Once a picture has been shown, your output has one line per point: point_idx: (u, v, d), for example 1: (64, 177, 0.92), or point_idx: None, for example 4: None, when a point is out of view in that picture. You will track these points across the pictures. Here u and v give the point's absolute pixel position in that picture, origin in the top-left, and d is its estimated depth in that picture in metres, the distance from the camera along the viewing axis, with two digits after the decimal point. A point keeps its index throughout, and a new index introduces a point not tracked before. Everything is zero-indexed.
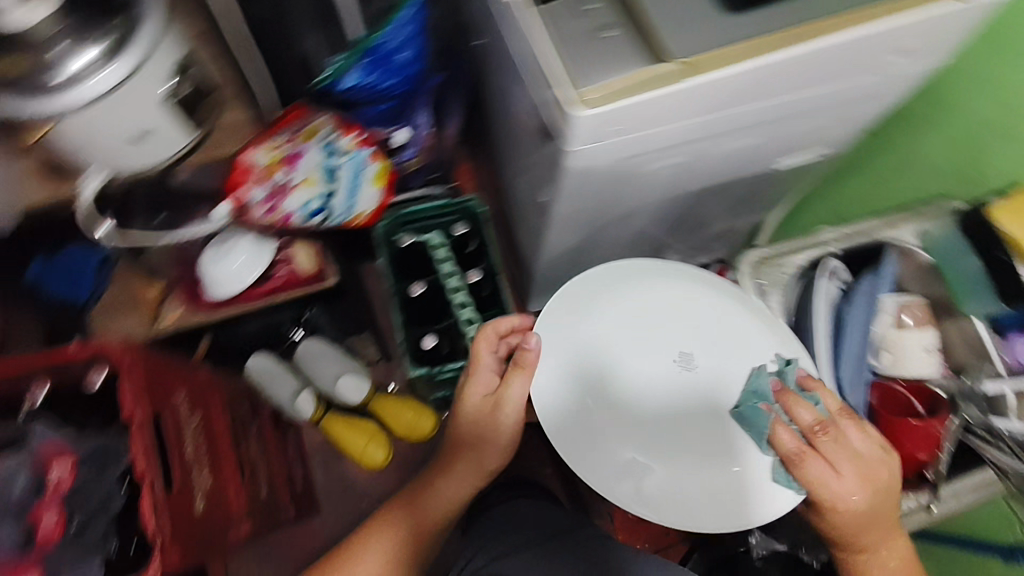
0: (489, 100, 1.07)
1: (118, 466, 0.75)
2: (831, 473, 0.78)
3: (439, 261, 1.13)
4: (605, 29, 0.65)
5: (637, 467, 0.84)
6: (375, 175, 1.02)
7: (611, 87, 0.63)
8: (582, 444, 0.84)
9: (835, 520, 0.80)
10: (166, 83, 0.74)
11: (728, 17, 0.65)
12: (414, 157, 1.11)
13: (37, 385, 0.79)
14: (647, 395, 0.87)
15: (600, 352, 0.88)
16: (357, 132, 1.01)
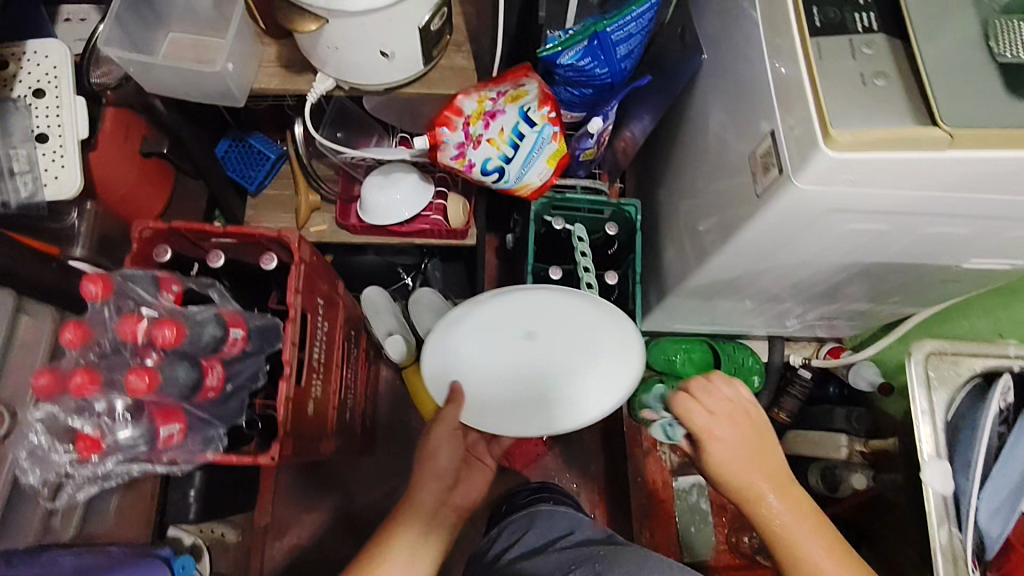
0: (692, 116, 1.07)
1: (271, 348, 0.80)
2: (701, 410, 0.82)
3: (579, 253, 1.13)
4: (880, 76, 0.64)
5: (538, 423, 0.94)
6: (552, 154, 1.04)
7: (868, 135, 0.62)
8: (503, 417, 0.95)
9: (718, 459, 0.80)
10: (428, 14, 0.77)
11: (1009, 100, 0.63)
12: (592, 148, 1.13)
13: (212, 252, 0.83)
14: (510, 376, 0.95)
15: (453, 363, 0.94)
16: (551, 106, 1.00)
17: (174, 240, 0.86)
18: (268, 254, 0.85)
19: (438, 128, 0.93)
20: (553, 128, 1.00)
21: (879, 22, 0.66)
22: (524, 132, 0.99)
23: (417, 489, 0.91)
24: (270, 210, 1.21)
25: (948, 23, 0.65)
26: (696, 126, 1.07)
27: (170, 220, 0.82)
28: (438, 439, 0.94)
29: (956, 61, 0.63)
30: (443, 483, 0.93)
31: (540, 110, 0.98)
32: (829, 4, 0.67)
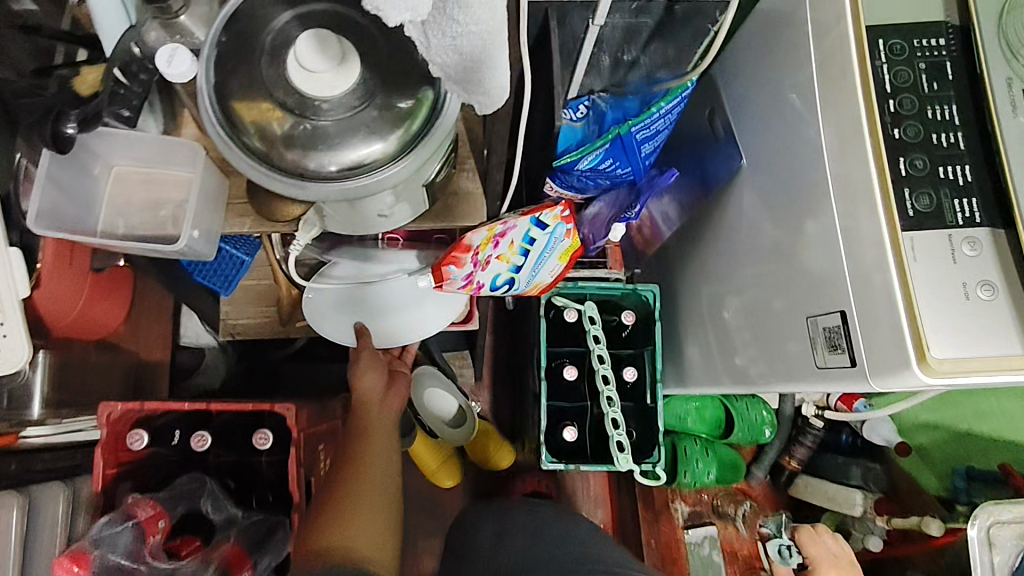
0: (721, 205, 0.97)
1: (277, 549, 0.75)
2: (814, 543, 1.07)
3: (594, 341, 1.04)
4: (984, 287, 0.55)
5: (438, 322, 0.96)
6: (564, 252, 0.92)
7: (968, 363, 0.54)
8: (407, 330, 0.96)
9: None
10: (434, 170, 0.65)
11: None
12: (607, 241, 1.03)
13: (196, 436, 0.76)
14: (385, 308, 0.94)
15: (342, 323, 0.95)
16: (566, 206, 0.88)
17: (148, 417, 0.77)
18: (262, 432, 0.76)
19: (446, 266, 0.82)
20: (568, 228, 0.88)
21: (980, 210, 0.57)
22: (536, 237, 0.88)
23: (360, 386, 0.91)
24: (244, 302, 1.06)
25: None
26: (723, 216, 0.97)
27: (143, 403, 0.75)
28: (364, 371, 0.92)
29: None
30: (381, 386, 0.92)
31: (553, 213, 0.86)
32: (921, 183, 0.58)
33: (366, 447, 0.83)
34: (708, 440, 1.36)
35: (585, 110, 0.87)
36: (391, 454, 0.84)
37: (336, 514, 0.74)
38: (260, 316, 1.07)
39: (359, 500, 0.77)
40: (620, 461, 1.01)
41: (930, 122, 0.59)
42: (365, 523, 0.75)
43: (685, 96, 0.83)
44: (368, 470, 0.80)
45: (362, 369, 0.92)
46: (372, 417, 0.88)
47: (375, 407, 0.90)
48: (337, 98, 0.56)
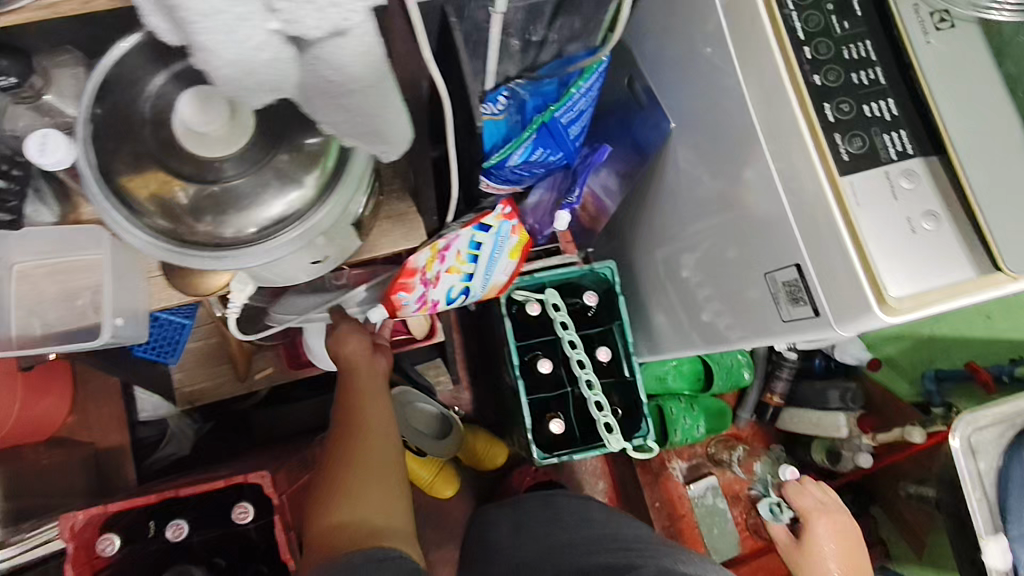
0: (661, 172, 0.95)
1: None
2: (798, 492, 1.10)
3: (563, 328, 1.03)
4: (928, 218, 0.56)
5: None
6: (513, 249, 0.88)
7: (924, 298, 0.54)
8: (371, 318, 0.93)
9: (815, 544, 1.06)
10: (361, 204, 0.62)
11: None
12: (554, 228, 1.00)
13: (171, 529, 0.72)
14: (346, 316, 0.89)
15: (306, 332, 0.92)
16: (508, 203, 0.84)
17: (114, 517, 0.74)
18: (241, 506, 0.74)
19: (396, 295, 0.81)
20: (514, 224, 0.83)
21: (913, 142, 0.57)
22: (481, 241, 0.83)
23: (344, 352, 0.87)
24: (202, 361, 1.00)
25: (999, 129, 0.55)
26: (664, 182, 0.95)
27: (107, 506, 0.70)
28: (348, 341, 0.87)
29: (1010, 185, 0.54)
30: (366, 351, 0.88)
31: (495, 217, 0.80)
32: (851, 125, 0.58)
33: (362, 411, 0.83)
34: (692, 395, 1.38)
35: (505, 101, 0.82)
36: (387, 413, 0.85)
37: (346, 487, 0.76)
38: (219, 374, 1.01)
39: (372, 469, 0.78)
40: (612, 442, 1.00)
41: (850, 63, 0.59)
42: (372, 498, 0.77)
43: (601, 68, 0.82)
44: (368, 442, 0.81)
45: (343, 336, 0.87)
46: (362, 385, 0.86)
47: (360, 374, 0.86)
48: (236, 156, 0.52)
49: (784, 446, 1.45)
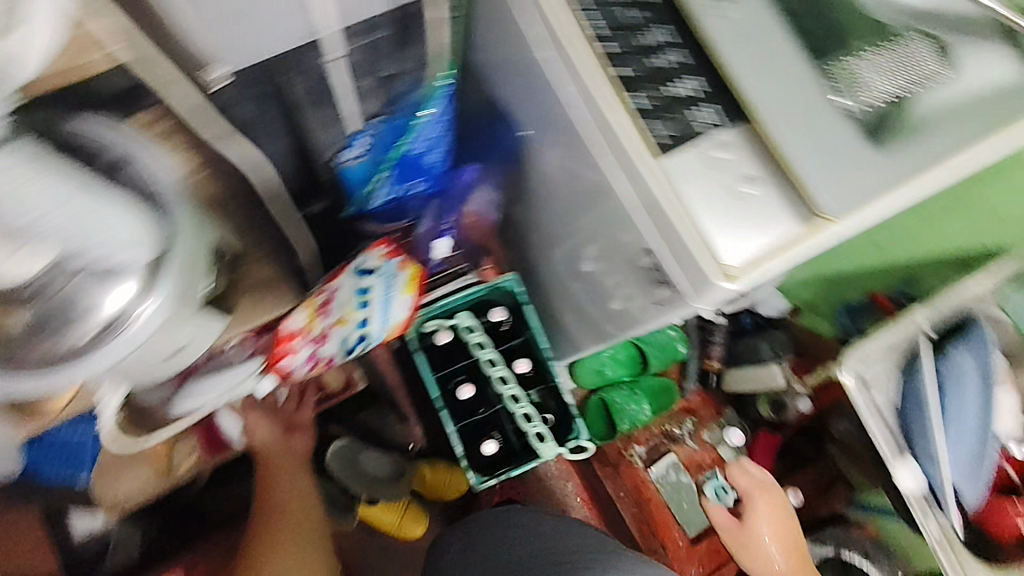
0: (524, 179, 0.92)
1: None
2: (739, 471, 1.15)
3: (478, 347, 1.04)
4: (746, 181, 0.57)
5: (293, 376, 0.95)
6: (407, 282, 0.87)
7: (758, 260, 0.56)
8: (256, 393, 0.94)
9: (755, 521, 1.09)
10: (204, 283, 0.62)
11: (875, 156, 0.57)
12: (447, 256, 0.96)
13: None
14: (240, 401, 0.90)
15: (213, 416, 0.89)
16: (386, 243, 0.85)
17: None
18: None
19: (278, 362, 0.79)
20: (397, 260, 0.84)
21: (722, 112, 0.58)
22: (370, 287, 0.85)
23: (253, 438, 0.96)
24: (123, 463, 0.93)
25: (793, 85, 0.58)
26: (530, 188, 0.93)
27: None
28: (255, 426, 0.96)
29: (812, 135, 0.57)
30: (275, 435, 0.97)
31: (374, 256, 0.82)
32: (661, 109, 0.59)
33: (274, 489, 0.93)
34: (632, 380, 1.38)
35: (365, 141, 0.83)
36: (303, 487, 0.95)
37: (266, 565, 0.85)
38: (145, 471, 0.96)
39: (289, 546, 0.87)
40: (546, 450, 1.01)
41: (645, 49, 0.59)
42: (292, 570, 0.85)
43: (445, 90, 0.83)
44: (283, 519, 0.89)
45: (252, 423, 0.96)
46: (275, 466, 0.96)
47: (271, 456, 0.96)
48: (24, 289, 0.50)
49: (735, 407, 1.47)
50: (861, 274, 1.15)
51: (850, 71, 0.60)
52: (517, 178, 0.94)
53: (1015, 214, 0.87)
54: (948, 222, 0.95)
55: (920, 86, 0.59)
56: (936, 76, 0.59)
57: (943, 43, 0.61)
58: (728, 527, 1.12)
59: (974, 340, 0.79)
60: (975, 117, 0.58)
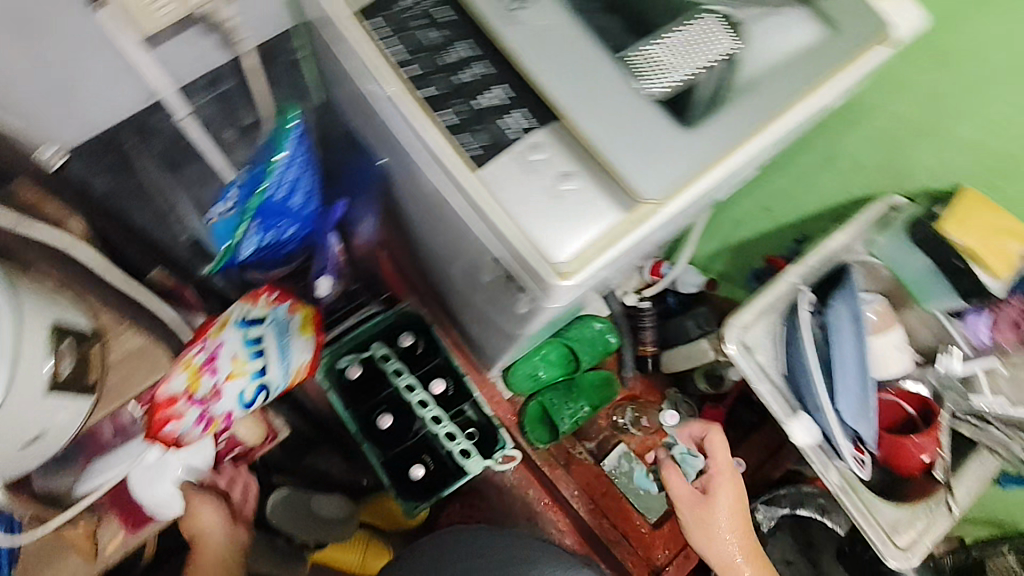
0: (396, 203, 0.91)
1: None
2: (712, 442, 0.97)
3: (394, 374, 1.06)
4: (565, 178, 0.58)
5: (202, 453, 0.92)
6: (300, 325, 0.93)
7: (588, 253, 0.57)
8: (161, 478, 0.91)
9: (716, 502, 0.95)
10: (49, 361, 0.64)
11: (684, 133, 0.58)
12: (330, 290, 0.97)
13: None
14: (153, 481, 0.91)
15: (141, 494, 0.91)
16: (268, 291, 0.88)
17: None
18: None
19: (165, 427, 0.81)
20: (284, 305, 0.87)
21: (531, 116, 0.59)
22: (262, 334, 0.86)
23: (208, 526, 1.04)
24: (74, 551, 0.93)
25: (596, 77, 0.58)
26: (401, 214, 0.92)
27: None
28: None
29: (618, 123, 0.58)
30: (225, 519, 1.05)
31: (254, 306, 0.85)
32: (473, 122, 0.59)
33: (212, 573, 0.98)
34: (566, 378, 1.39)
35: (234, 196, 0.84)
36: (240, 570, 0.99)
37: None
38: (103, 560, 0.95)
39: None
40: (472, 465, 1.02)
41: (448, 67, 0.59)
42: None
43: (297, 130, 0.82)
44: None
45: None
46: None
47: None
48: None
49: (676, 387, 1.48)
50: (760, 238, 1.17)
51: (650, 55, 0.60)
52: (389, 203, 0.93)
53: (872, 160, 0.89)
54: (815, 174, 0.97)
55: (726, 58, 0.61)
56: (734, 47, 0.61)
57: (732, 14, 0.63)
58: (696, 515, 0.95)
59: (844, 292, 0.81)
60: (777, 80, 0.61)
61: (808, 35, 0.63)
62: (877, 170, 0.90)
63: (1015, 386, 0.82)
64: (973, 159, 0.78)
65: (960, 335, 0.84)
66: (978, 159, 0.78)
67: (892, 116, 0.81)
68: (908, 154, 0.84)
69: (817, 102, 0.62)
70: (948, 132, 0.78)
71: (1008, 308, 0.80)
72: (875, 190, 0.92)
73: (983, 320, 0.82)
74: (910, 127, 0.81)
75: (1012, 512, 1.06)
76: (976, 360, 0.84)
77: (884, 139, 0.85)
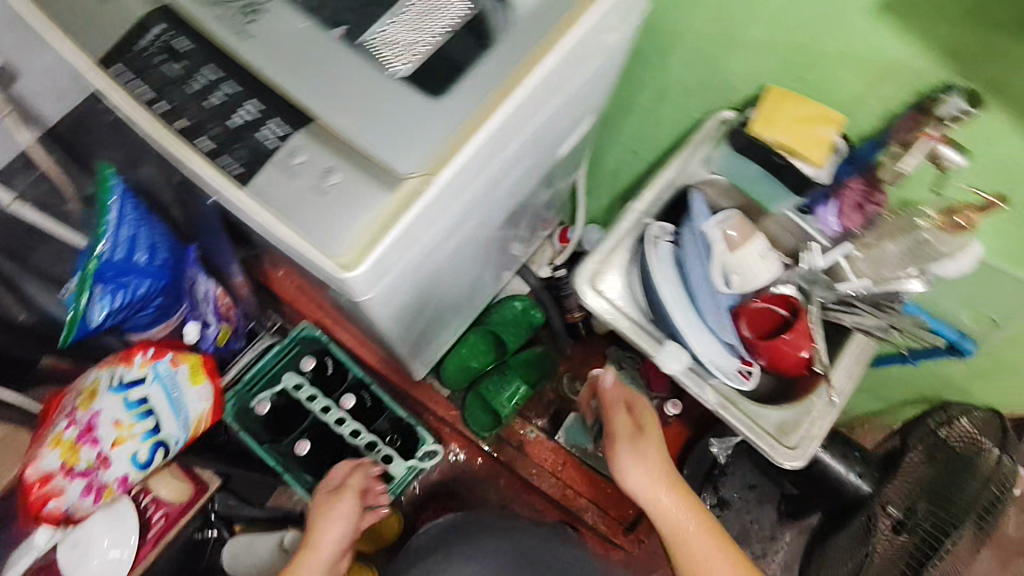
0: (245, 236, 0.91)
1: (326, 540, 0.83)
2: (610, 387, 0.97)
3: (307, 399, 1.07)
4: (330, 174, 0.58)
5: (122, 529, 0.97)
6: (190, 374, 0.93)
7: (365, 241, 0.58)
8: (81, 558, 0.95)
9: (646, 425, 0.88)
10: None
11: (435, 104, 0.59)
12: (216, 338, 1.01)
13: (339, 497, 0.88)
14: (82, 567, 0.95)
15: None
16: (142, 350, 0.91)
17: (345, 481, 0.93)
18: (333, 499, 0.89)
19: (47, 505, 0.85)
20: (163, 360, 0.90)
21: (284, 123, 0.59)
22: (144, 395, 0.89)
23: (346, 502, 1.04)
24: (328, 502, 0.90)
25: (338, 72, 0.59)
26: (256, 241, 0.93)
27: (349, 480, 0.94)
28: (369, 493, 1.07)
29: (368, 108, 0.58)
30: None
31: (128, 368, 0.88)
32: (232, 141, 0.59)
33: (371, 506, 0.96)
34: (498, 364, 1.39)
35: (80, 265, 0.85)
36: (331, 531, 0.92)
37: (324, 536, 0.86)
38: (323, 525, 0.86)
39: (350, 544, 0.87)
40: (396, 470, 1.04)
41: (197, 94, 0.60)
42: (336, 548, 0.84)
43: (115, 185, 0.84)
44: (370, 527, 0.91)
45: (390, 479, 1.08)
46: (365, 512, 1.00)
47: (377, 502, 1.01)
48: None
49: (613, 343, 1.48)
50: (639, 180, 1.17)
51: (387, 38, 0.60)
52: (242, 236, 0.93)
53: (695, 80, 0.88)
54: (655, 106, 0.97)
55: (457, 22, 0.61)
56: (464, 7, 0.62)
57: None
58: (642, 458, 0.82)
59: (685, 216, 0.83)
60: (517, 37, 0.62)
61: None
62: (703, 89, 0.89)
63: (875, 263, 0.82)
64: (774, 59, 0.77)
65: (815, 229, 0.83)
66: (780, 57, 0.77)
67: (690, 33, 0.81)
68: (721, 67, 0.84)
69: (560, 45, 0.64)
70: (742, 36, 0.77)
71: (850, 192, 0.79)
72: (709, 110, 0.92)
73: (832, 210, 0.82)
74: (711, 41, 0.81)
75: (935, 385, 1.07)
76: (835, 249, 0.83)
77: (694, 57, 0.85)
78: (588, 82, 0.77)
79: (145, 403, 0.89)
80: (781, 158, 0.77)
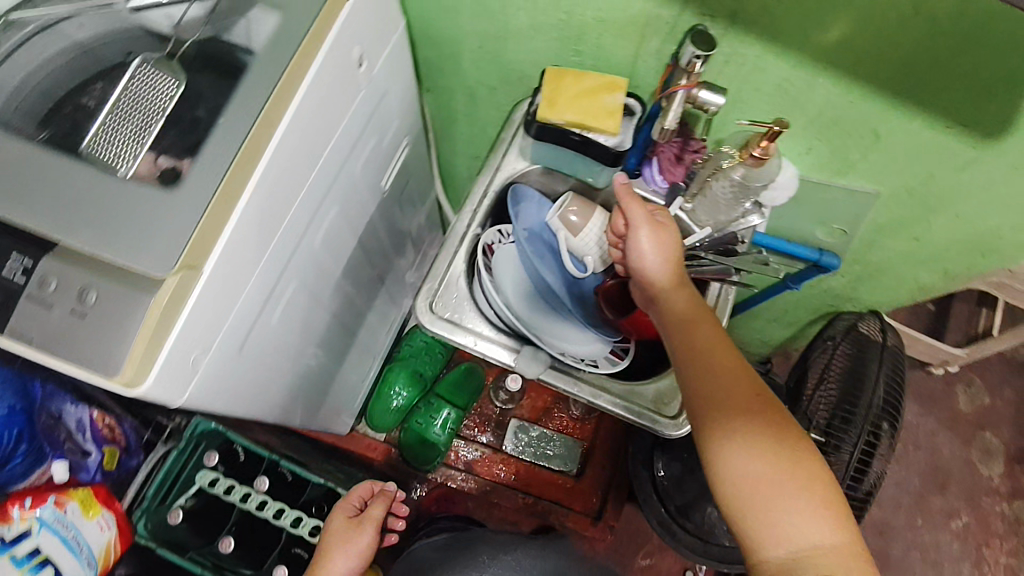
0: None
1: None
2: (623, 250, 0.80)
3: (224, 492, 1.04)
4: (86, 293, 0.56)
5: None
6: (81, 509, 0.91)
7: (141, 348, 0.55)
8: None
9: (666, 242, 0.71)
10: None
11: (175, 192, 0.56)
12: (103, 466, 1.00)
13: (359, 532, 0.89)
14: None
15: None
16: (20, 501, 0.88)
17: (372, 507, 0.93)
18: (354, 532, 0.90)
19: None
20: (47, 504, 0.88)
21: (27, 255, 0.57)
22: (33, 546, 0.86)
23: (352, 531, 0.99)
24: (347, 530, 0.90)
25: (60, 188, 0.56)
26: None
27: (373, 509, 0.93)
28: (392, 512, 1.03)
29: (102, 213, 0.55)
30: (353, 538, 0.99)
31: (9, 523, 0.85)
32: None
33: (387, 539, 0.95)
34: (423, 396, 1.36)
35: None
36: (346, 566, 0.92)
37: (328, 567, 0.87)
38: (339, 551, 0.88)
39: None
40: None
41: None
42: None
43: None
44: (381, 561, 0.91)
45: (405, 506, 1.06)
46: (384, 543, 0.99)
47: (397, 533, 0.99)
48: None
49: None
50: None
51: (104, 143, 0.58)
52: None
53: (489, 77, 0.87)
54: (469, 109, 0.96)
55: (168, 110, 0.60)
56: (174, 84, 0.61)
57: (166, 57, 0.63)
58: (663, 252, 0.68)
59: (512, 214, 0.82)
60: (248, 98, 0.60)
61: (269, 27, 0.63)
62: (500, 83, 0.88)
63: (711, 210, 0.78)
64: (543, 40, 0.76)
65: (648, 191, 0.80)
66: (551, 37, 0.75)
67: (462, 35, 0.80)
68: (504, 59, 0.82)
69: (294, 94, 0.62)
70: (506, 26, 0.76)
71: (666, 147, 0.77)
72: (518, 101, 0.90)
73: (655, 170, 0.79)
74: (483, 38, 0.79)
75: (825, 300, 1.07)
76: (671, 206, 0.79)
77: (477, 56, 0.83)
78: (368, 108, 0.75)
79: (38, 553, 0.86)
80: (575, 134, 0.75)
